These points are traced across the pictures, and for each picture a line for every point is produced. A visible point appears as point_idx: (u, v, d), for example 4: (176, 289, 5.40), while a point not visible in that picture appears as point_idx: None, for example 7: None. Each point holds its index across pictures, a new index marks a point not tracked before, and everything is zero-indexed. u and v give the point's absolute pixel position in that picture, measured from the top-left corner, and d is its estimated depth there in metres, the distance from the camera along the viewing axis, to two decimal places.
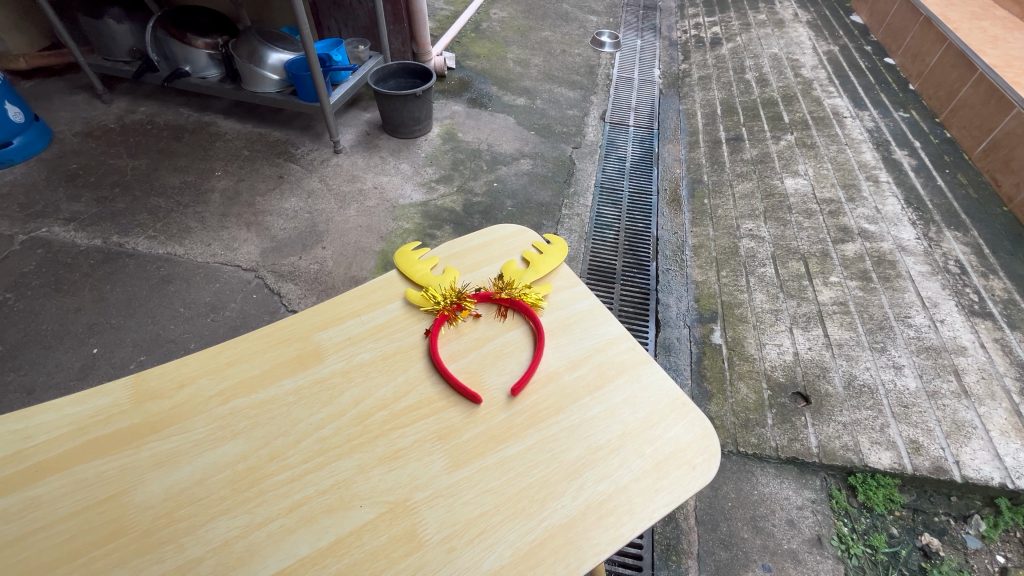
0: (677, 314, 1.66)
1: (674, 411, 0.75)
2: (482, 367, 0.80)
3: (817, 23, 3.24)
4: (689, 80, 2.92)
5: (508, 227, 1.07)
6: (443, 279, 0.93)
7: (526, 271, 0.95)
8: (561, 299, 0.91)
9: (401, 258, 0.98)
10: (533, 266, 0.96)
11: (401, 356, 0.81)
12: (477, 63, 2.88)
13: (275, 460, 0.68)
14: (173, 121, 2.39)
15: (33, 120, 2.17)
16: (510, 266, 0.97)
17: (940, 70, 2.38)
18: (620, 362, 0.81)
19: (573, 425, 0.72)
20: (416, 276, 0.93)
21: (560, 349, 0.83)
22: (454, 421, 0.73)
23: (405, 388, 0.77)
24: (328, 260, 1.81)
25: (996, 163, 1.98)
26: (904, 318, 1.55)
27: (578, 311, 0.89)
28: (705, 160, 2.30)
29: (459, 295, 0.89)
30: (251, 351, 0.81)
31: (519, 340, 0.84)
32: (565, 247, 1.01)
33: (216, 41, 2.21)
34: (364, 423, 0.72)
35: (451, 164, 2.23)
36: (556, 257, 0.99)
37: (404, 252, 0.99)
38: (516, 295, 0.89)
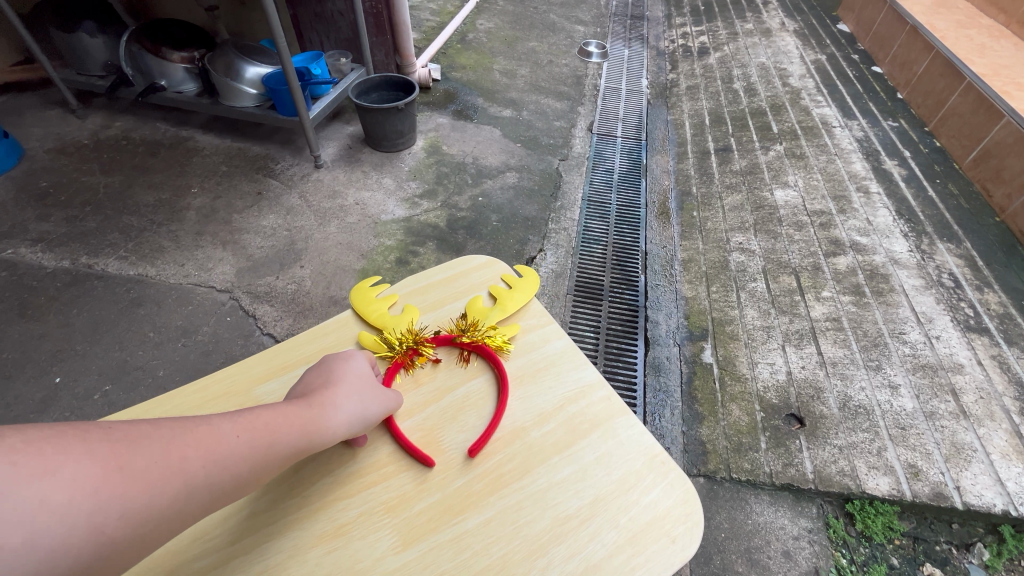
0: (666, 332, 1.61)
1: (653, 470, 0.69)
2: (440, 422, 0.75)
3: (804, 31, 3.23)
4: (677, 90, 2.89)
5: (476, 257, 1.02)
6: (402, 320, 0.88)
7: (491, 310, 0.90)
8: (530, 341, 0.86)
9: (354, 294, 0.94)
10: (499, 305, 0.91)
11: None
12: (463, 74, 2.84)
13: (199, 541, 0.62)
14: (149, 137, 2.33)
15: (2, 137, 2.10)
16: (474, 304, 0.92)
17: (928, 79, 2.37)
18: (593, 414, 0.75)
19: (539, 491, 0.67)
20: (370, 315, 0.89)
21: (525, 400, 0.77)
22: (406, 488, 0.67)
23: (354, 449, 0.71)
24: (306, 280, 1.75)
25: (988, 172, 1.96)
26: (898, 335, 1.50)
27: (550, 355, 0.84)
28: (694, 171, 2.26)
29: (415, 337, 0.83)
30: (184, 407, 0.74)
31: (483, 389, 0.79)
32: (536, 281, 0.96)
33: (193, 55, 2.17)
34: (306, 493, 0.66)
35: (435, 178, 2.18)
36: (526, 293, 0.94)
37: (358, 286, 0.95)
38: (479, 340, 0.83)
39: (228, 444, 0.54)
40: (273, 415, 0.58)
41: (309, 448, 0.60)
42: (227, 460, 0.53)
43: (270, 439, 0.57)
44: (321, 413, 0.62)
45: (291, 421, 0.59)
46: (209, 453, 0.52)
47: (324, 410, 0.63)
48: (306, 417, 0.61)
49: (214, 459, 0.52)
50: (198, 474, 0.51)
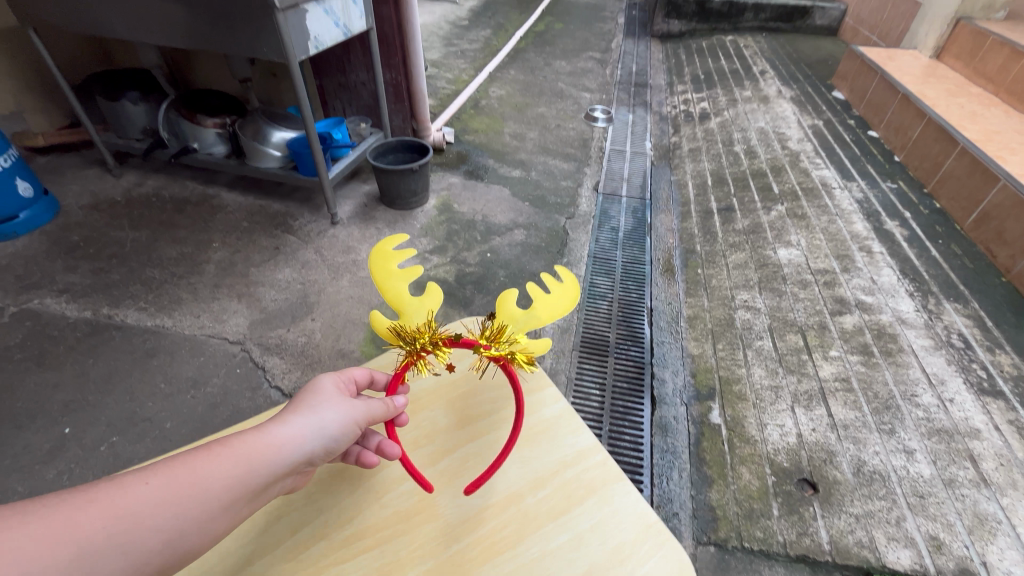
0: (673, 390, 1.60)
1: (649, 540, 0.68)
2: (438, 485, 0.75)
3: (801, 98, 3.40)
4: (680, 152, 3.02)
5: (478, 319, 1.02)
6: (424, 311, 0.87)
7: (520, 318, 0.88)
8: (530, 402, 0.86)
9: (378, 261, 0.93)
10: (529, 311, 0.89)
11: (353, 471, 0.76)
12: (475, 137, 3.01)
13: None
14: (178, 194, 2.47)
15: (41, 194, 2.26)
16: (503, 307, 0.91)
17: (923, 144, 2.45)
18: (589, 479, 0.75)
19: (533, 561, 0.66)
20: (391, 293, 0.89)
21: (523, 464, 0.77)
22: (400, 554, 0.67)
23: (351, 511, 0.71)
24: (316, 333, 1.79)
25: (989, 234, 1.98)
26: (910, 397, 1.47)
27: (549, 417, 0.84)
28: (697, 230, 2.32)
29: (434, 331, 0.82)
30: None
31: (481, 451, 0.79)
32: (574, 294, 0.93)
33: (225, 121, 2.34)
34: (300, 557, 0.66)
35: (445, 235, 2.26)
36: (562, 302, 0.92)
37: (381, 251, 0.94)
38: (501, 347, 0.81)
39: (163, 484, 0.52)
40: (200, 456, 0.55)
41: (257, 474, 0.57)
42: (164, 500, 0.51)
43: (207, 473, 0.54)
44: (268, 434, 0.60)
45: (234, 450, 0.57)
46: (145, 497, 0.50)
47: (275, 433, 0.60)
48: (247, 442, 0.58)
49: (150, 503, 0.50)
50: (132, 518, 0.49)
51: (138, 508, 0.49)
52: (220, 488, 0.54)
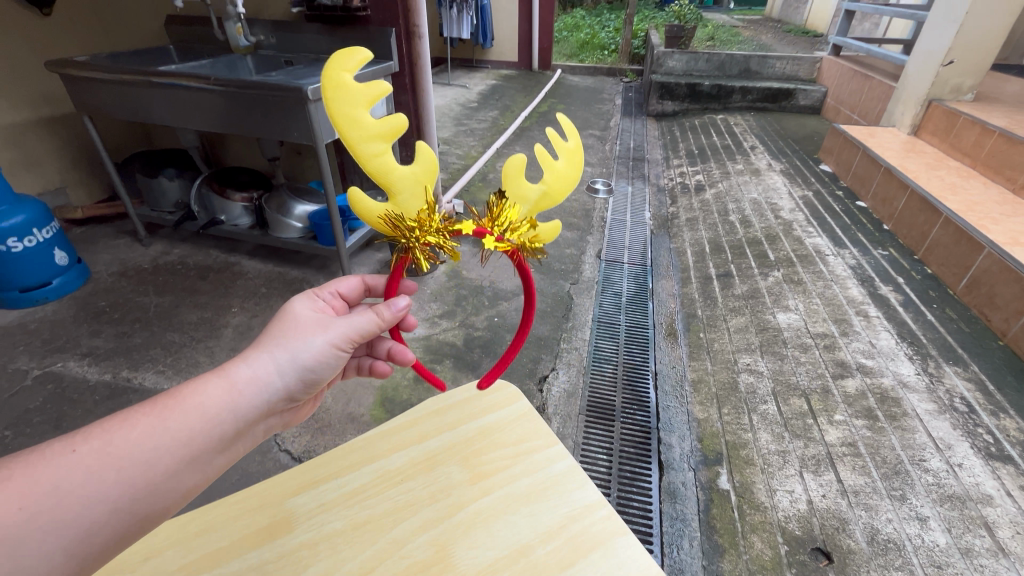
0: (680, 455, 1.60)
1: None
2: (452, 537, 0.67)
3: (790, 171, 3.60)
4: (678, 221, 3.17)
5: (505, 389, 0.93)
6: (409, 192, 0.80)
7: (531, 198, 0.82)
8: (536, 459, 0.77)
9: (343, 102, 0.74)
10: (541, 185, 0.82)
11: (374, 524, 0.69)
12: (483, 208, 3.19)
13: None
14: (202, 262, 2.61)
15: (75, 263, 2.40)
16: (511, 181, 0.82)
17: (909, 213, 2.58)
18: (593, 536, 0.67)
19: None
20: (371, 160, 0.77)
21: (534, 517, 0.70)
22: None
23: (368, 566, 0.64)
24: (327, 396, 1.83)
25: (982, 298, 2.04)
26: (919, 462, 1.47)
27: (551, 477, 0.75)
28: (698, 295, 2.40)
29: (436, 224, 0.80)
30: (224, 518, 0.70)
31: (501, 502, 0.72)
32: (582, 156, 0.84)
33: (252, 195, 2.52)
34: None
35: (454, 300, 2.35)
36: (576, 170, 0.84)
37: (344, 84, 0.74)
38: (512, 242, 0.80)
39: (122, 437, 0.60)
40: (160, 413, 0.64)
41: (220, 417, 0.68)
42: (126, 447, 0.60)
43: (166, 422, 0.63)
44: (229, 376, 0.71)
45: (195, 396, 0.67)
46: (105, 447, 0.59)
47: (238, 373, 0.72)
48: (207, 389, 0.68)
49: (110, 451, 0.59)
50: (107, 465, 0.58)
51: (97, 458, 0.58)
52: (181, 435, 0.64)
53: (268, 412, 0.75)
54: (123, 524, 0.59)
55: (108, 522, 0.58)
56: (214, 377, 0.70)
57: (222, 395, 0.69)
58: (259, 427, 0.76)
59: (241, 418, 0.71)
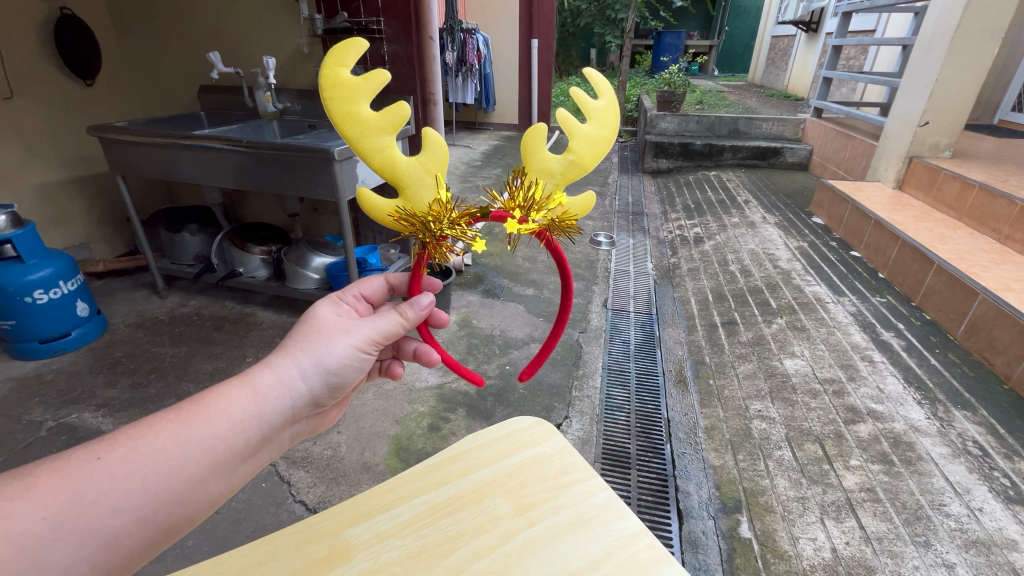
0: (698, 503, 1.58)
1: None
2: (504, 567, 0.59)
3: (784, 223, 3.76)
4: (679, 271, 3.26)
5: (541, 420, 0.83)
6: (420, 184, 0.76)
7: (555, 170, 0.78)
8: (580, 489, 0.69)
9: (341, 98, 0.73)
10: (566, 155, 0.78)
11: (433, 553, 0.61)
12: (490, 260, 3.30)
13: None
14: (217, 313, 2.66)
15: (94, 315, 2.45)
16: (532, 158, 0.78)
17: (902, 262, 2.68)
18: (640, 566, 0.59)
19: None
20: (376, 154, 0.75)
21: (583, 545, 0.62)
22: None
23: None
24: (342, 446, 1.83)
25: (982, 342, 2.10)
26: (939, 506, 1.47)
27: (598, 505, 0.67)
28: (704, 342, 2.44)
29: (451, 214, 0.75)
30: (282, 550, 0.61)
31: (557, 530, 0.64)
32: (613, 112, 0.79)
33: (271, 248, 2.62)
34: None
35: (465, 349, 2.39)
36: (603, 133, 0.79)
37: (340, 80, 0.72)
38: (537, 223, 0.74)
39: (147, 444, 0.62)
40: (187, 417, 0.66)
41: (244, 424, 0.69)
42: (152, 454, 0.62)
43: (191, 429, 0.65)
44: (253, 382, 0.72)
45: (220, 402, 0.68)
46: (130, 454, 0.61)
47: (262, 379, 0.73)
48: (231, 394, 0.70)
49: (134, 457, 0.61)
50: (127, 472, 0.60)
51: (123, 465, 0.60)
52: (206, 441, 0.65)
53: (292, 417, 0.77)
54: (147, 535, 0.61)
55: (133, 532, 0.60)
56: (240, 383, 0.72)
57: (247, 401, 0.71)
58: (284, 432, 0.78)
59: (265, 424, 0.72)
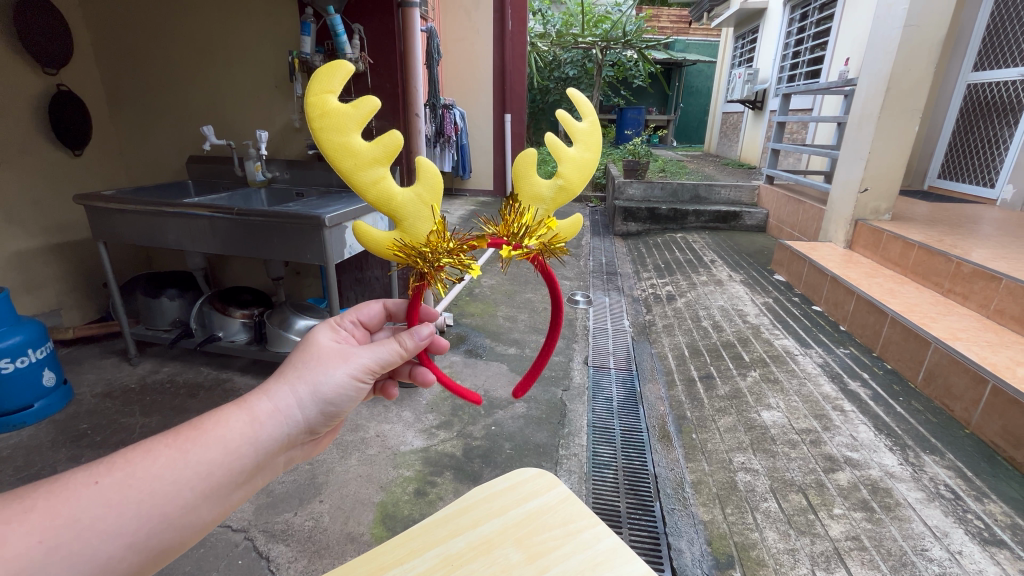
0: (692, 560, 1.57)
1: None
2: None
3: (749, 280, 3.99)
4: (655, 328, 3.37)
5: (535, 470, 0.87)
6: (416, 215, 0.82)
7: (546, 196, 0.85)
8: (582, 538, 0.73)
9: (331, 129, 0.76)
10: (556, 180, 0.85)
11: None
12: (472, 320, 3.36)
13: None
14: (191, 379, 2.59)
15: (61, 384, 2.34)
16: (524, 184, 0.85)
17: (859, 315, 2.87)
18: None
19: None
20: (372, 188, 0.79)
21: None
22: None
23: None
24: (324, 515, 1.76)
25: (940, 389, 2.23)
26: (921, 551, 1.51)
27: (602, 552, 0.70)
28: (684, 397, 2.49)
29: (447, 245, 0.80)
30: None
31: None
32: (597, 136, 0.88)
33: (252, 312, 2.62)
34: None
35: (451, 410, 2.38)
36: (587, 156, 0.87)
37: (329, 110, 0.76)
38: (531, 248, 0.81)
39: (144, 468, 0.63)
40: (185, 442, 0.67)
41: (241, 451, 0.71)
42: (148, 479, 0.63)
43: (189, 455, 0.66)
44: (251, 409, 0.74)
45: (217, 429, 0.69)
46: (127, 479, 0.62)
47: (261, 407, 0.74)
48: (227, 421, 0.71)
49: (132, 481, 0.62)
50: (125, 496, 0.61)
51: (120, 490, 0.61)
52: (202, 467, 0.66)
53: (287, 445, 0.78)
54: (137, 561, 0.61)
55: (126, 558, 0.60)
56: (239, 409, 0.73)
57: (245, 428, 0.72)
58: (279, 460, 0.78)
59: (262, 451, 0.73)
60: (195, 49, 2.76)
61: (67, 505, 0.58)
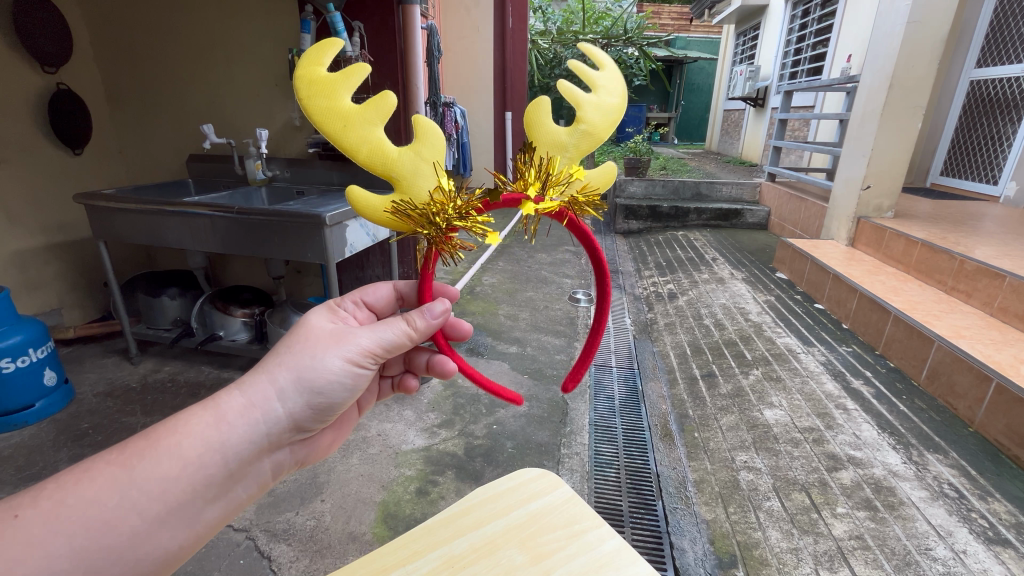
0: (695, 559, 1.56)
1: None
2: None
3: (751, 278, 3.98)
4: (657, 326, 3.36)
5: (538, 470, 0.86)
6: (413, 177, 0.79)
7: (567, 143, 0.81)
8: (587, 538, 0.72)
9: (319, 96, 0.76)
10: (577, 126, 0.81)
11: None
12: (473, 318, 3.35)
13: None
14: (192, 379, 2.59)
15: (61, 383, 2.34)
16: (542, 132, 0.81)
17: (862, 313, 2.86)
18: None
19: None
20: (363, 151, 0.78)
21: None
22: None
23: None
24: (326, 514, 1.76)
25: (943, 387, 2.22)
26: (926, 551, 1.51)
27: (606, 553, 0.70)
28: (686, 395, 2.48)
29: (457, 205, 0.76)
30: None
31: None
32: (618, 81, 0.84)
33: (253, 311, 2.62)
34: None
35: (452, 409, 2.37)
36: (611, 101, 0.83)
37: (317, 78, 0.76)
38: (556, 201, 0.78)
39: (76, 495, 0.62)
40: (128, 460, 0.66)
41: (200, 458, 0.69)
42: (83, 506, 0.61)
43: (132, 473, 0.65)
44: (218, 409, 0.73)
45: (170, 440, 0.68)
46: (56, 507, 0.60)
47: (231, 405, 0.74)
48: (181, 429, 0.69)
49: (62, 509, 0.60)
50: (60, 523, 0.60)
51: (59, 518, 0.60)
52: (148, 485, 0.65)
53: (268, 441, 0.78)
54: None
55: None
56: (202, 412, 0.72)
57: (209, 432, 0.71)
58: (263, 454, 0.78)
59: (230, 452, 0.73)
60: (195, 47, 2.75)
61: None
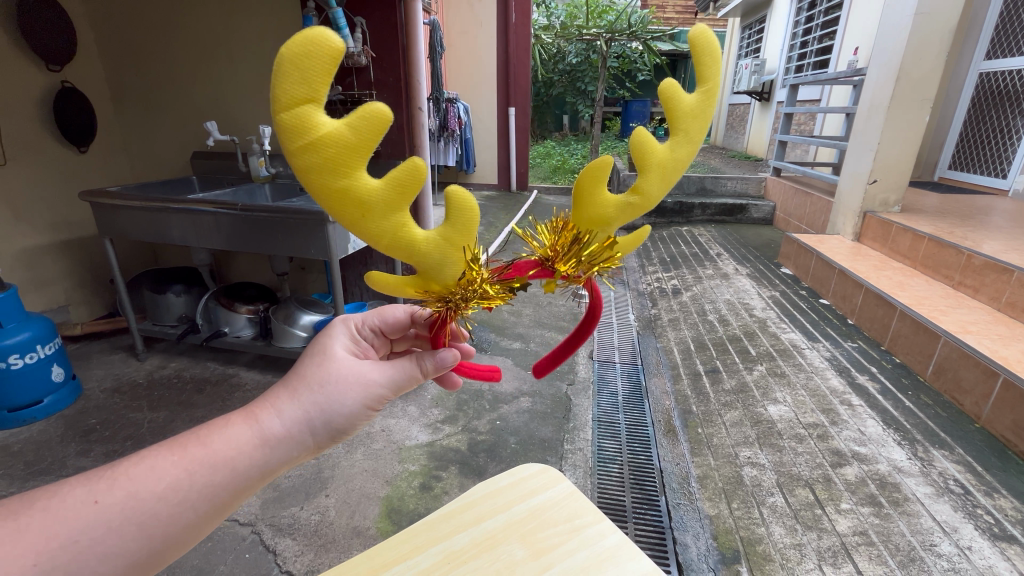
0: (698, 554, 1.56)
1: None
2: None
3: (756, 274, 3.95)
4: (660, 322, 3.33)
5: (537, 466, 0.86)
6: (439, 255, 0.68)
7: (614, 215, 0.72)
8: (588, 534, 0.72)
9: (322, 163, 0.60)
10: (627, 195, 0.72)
11: None
12: (477, 315, 3.35)
13: None
14: (198, 375, 2.61)
15: (69, 379, 2.37)
16: (589, 199, 0.72)
17: (868, 308, 2.83)
18: None
19: None
20: (385, 232, 0.66)
21: None
22: None
23: None
24: (330, 509, 1.77)
25: (950, 383, 2.20)
26: (930, 547, 1.50)
27: (607, 548, 0.70)
28: (690, 391, 2.48)
29: (481, 280, 0.71)
30: None
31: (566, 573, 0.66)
32: (690, 135, 0.72)
33: (258, 308, 2.64)
34: None
35: (455, 405, 2.38)
36: (672, 161, 0.72)
37: (313, 130, 0.59)
38: (580, 276, 0.73)
39: (147, 487, 0.62)
40: (197, 460, 0.65)
41: (246, 472, 0.67)
42: (150, 500, 0.62)
43: (193, 476, 0.64)
44: (260, 429, 0.69)
45: (225, 449, 0.66)
46: (128, 499, 0.61)
47: (272, 429, 0.69)
48: (237, 440, 0.67)
49: (134, 500, 0.61)
50: (130, 516, 0.60)
51: (116, 512, 0.60)
52: (205, 490, 0.64)
53: (293, 467, 0.74)
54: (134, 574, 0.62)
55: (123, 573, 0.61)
56: (248, 428, 0.68)
57: (253, 450, 0.68)
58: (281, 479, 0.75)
59: (266, 474, 0.70)
60: (197, 45, 2.76)
61: (70, 525, 0.58)
